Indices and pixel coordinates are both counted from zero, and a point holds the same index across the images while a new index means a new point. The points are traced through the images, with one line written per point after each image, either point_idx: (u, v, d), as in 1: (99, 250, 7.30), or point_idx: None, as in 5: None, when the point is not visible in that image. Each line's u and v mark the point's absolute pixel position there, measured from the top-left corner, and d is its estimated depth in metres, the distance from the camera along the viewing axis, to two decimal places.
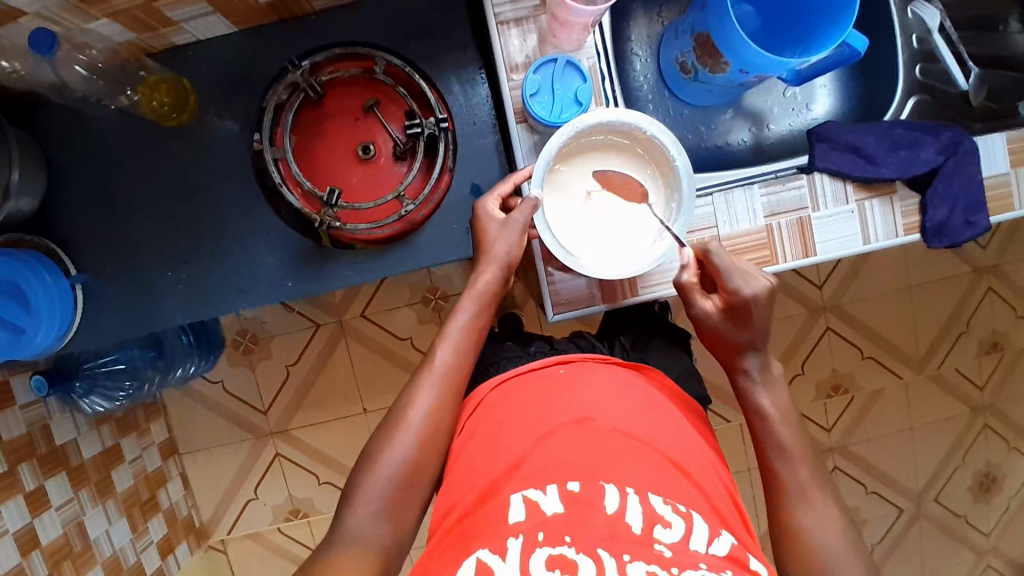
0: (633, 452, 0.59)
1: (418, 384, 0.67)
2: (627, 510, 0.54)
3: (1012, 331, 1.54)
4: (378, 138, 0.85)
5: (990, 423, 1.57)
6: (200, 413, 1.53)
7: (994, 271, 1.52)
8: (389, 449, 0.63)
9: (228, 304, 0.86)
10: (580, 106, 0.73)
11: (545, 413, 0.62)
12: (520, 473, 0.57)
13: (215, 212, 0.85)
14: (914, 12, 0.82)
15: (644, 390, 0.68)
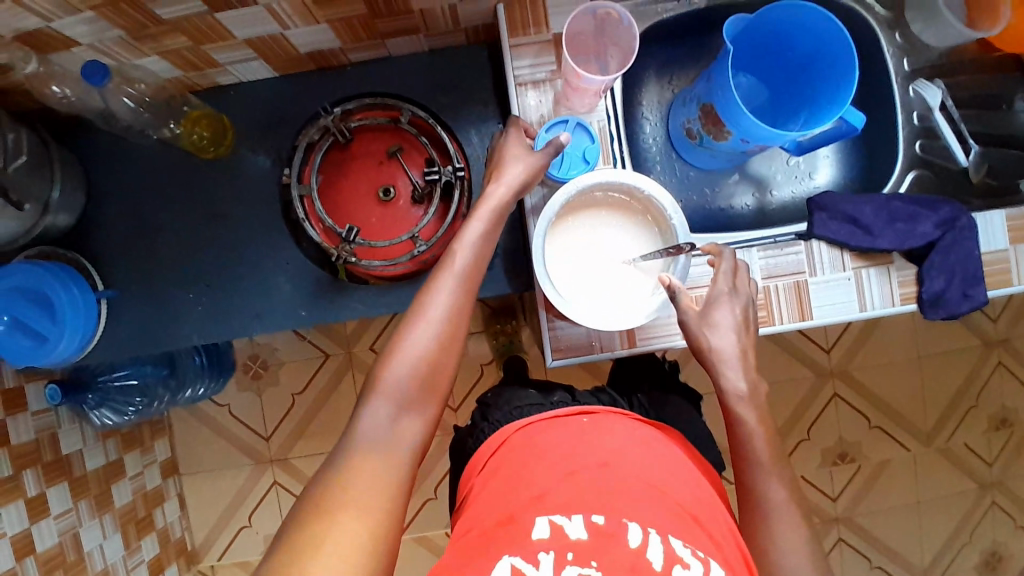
0: (655, 497, 0.60)
1: (432, 281, 0.64)
2: (649, 546, 0.55)
3: (1021, 408, 1.53)
4: (398, 181, 0.88)
5: (998, 500, 1.54)
6: (203, 433, 1.55)
7: (1004, 345, 1.52)
8: (408, 342, 0.60)
9: (242, 327, 0.89)
10: (588, 165, 0.77)
11: (571, 453, 0.65)
12: (547, 501, 0.59)
13: (239, 239, 0.90)
14: (916, 90, 0.85)
15: (662, 445, 0.70)
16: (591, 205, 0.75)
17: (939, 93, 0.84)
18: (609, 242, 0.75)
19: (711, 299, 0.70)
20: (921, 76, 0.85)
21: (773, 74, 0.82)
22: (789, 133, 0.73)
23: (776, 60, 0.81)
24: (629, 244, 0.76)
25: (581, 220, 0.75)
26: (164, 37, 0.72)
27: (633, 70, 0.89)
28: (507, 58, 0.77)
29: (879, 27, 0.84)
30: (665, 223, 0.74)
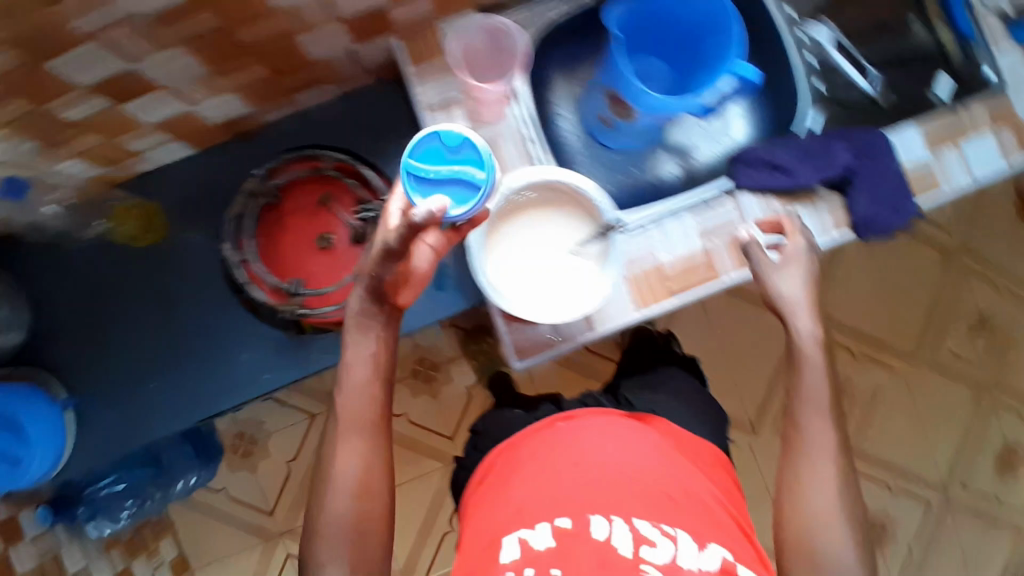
0: (620, 487, 0.66)
1: (334, 433, 0.66)
2: (615, 536, 0.62)
3: (996, 306, 1.57)
4: (336, 227, 0.89)
5: (998, 399, 1.58)
6: (208, 522, 1.52)
7: (966, 251, 1.56)
8: (333, 494, 0.64)
9: (216, 403, 0.89)
10: (462, 145, 0.63)
11: (545, 461, 0.70)
12: (518, 519, 0.65)
13: (193, 318, 0.90)
14: (806, 33, 0.89)
15: (624, 421, 0.75)
16: (519, 206, 0.75)
17: (825, 31, 0.89)
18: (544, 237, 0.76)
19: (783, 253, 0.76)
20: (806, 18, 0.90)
21: (668, 44, 0.85)
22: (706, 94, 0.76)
23: (669, 30, 0.84)
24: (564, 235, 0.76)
25: (515, 222, 0.76)
26: (75, 138, 0.73)
27: (539, 70, 0.92)
28: (411, 87, 0.78)
29: None
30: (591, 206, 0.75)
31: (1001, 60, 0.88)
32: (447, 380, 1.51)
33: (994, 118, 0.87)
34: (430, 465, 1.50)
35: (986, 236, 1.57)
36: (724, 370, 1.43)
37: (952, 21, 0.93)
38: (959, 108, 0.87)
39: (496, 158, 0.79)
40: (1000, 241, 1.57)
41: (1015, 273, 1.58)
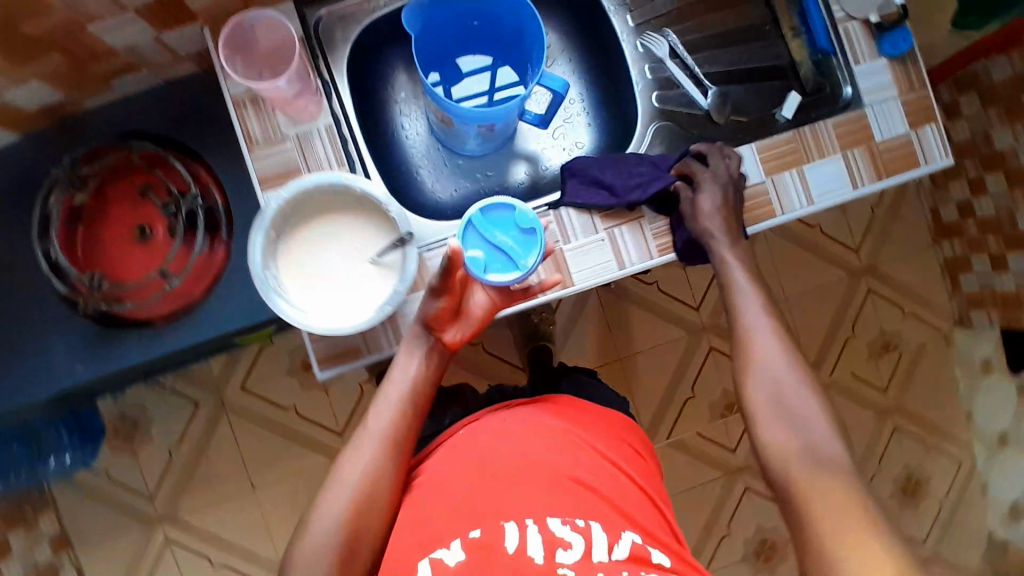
0: (523, 485, 0.66)
1: (354, 446, 0.71)
2: (528, 543, 0.61)
3: (902, 328, 1.54)
4: (153, 219, 0.88)
5: (901, 425, 1.54)
6: (85, 504, 1.44)
7: (871, 273, 1.53)
8: (325, 504, 0.67)
9: (25, 394, 0.86)
10: (521, 228, 0.76)
11: (453, 466, 0.70)
12: (425, 536, 0.64)
13: (7, 305, 0.86)
14: (643, 45, 0.89)
15: (525, 413, 0.76)
16: (312, 211, 0.73)
17: (665, 43, 0.89)
18: (336, 244, 0.73)
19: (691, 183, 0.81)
20: (647, 30, 0.89)
21: (495, 45, 0.84)
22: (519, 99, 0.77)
23: (467, 32, 0.82)
24: (355, 241, 0.73)
25: (310, 229, 0.74)
26: None
27: (377, 70, 0.91)
28: (220, 79, 0.75)
29: None
30: (385, 213, 0.74)
31: (859, 81, 0.91)
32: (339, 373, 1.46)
33: (842, 145, 0.90)
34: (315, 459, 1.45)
35: (895, 256, 1.54)
36: (620, 377, 1.42)
37: (809, 37, 0.95)
38: (805, 128, 0.90)
39: (304, 159, 0.77)
40: (911, 263, 1.54)
41: (923, 297, 1.54)
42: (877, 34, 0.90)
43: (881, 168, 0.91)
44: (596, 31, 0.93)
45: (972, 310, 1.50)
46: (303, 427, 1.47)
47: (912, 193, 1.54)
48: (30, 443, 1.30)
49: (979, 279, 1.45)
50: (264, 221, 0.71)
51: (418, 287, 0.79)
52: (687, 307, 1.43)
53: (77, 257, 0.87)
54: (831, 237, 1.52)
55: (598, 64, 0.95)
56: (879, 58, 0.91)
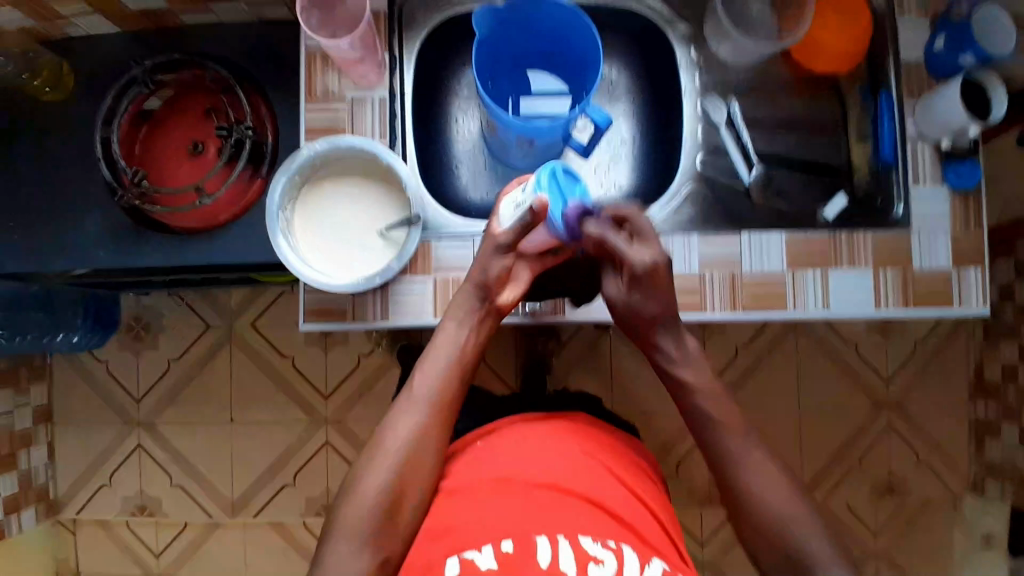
0: (555, 504, 0.67)
1: (400, 408, 0.77)
2: (560, 558, 0.60)
3: (911, 476, 1.45)
4: (206, 138, 0.93)
5: (881, 570, 1.46)
6: (80, 385, 1.50)
7: (896, 408, 1.45)
8: (371, 468, 0.73)
9: (48, 261, 0.92)
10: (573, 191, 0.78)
11: (480, 478, 0.72)
12: (457, 541, 0.64)
13: (60, 178, 0.93)
14: (704, 108, 0.93)
15: (555, 435, 0.78)
16: (339, 174, 0.80)
17: (725, 111, 0.93)
18: (352, 208, 0.80)
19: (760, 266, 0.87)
20: (712, 93, 0.94)
21: (558, 70, 0.91)
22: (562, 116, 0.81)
23: (533, 49, 0.90)
24: (370, 210, 0.80)
25: (331, 186, 0.80)
26: None
27: (446, 65, 0.96)
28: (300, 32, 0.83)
29: (676, 43, 0.94)
30: (404, 193, 0.80)
31: (913, 202, 0.90)
32: (341, 341, 1.48)
33: (876, 262, 0.89)
34: (294, 415, 1.47)
35: (925, 399, 1.45)
36: None
37: (875, 146, 0.95)
38: (843, 235, 0.88)
39: (354, 121, 0.84)
40: (937, 411, 1.45)
41: (942, 449, 1.45)
42: (943, 160, 0.90)
43: (911, 296, 0.89)
44: (668, 84, 0.98)
45: (988, 477, 1.41)
46: (293, 378, 1.47)
47: (959, 342, 1.45)
48: (49, 311, 1.33)
49: (1004, 448, 1.38)
50: (291, 166, 0.77)
51: (416, 271, 0.84)
52: None
53: (130, 153, 0.93)
54: (864, 358, 1.45)
55: (660, 116, 1.00)
56: (941, 185, 0.90)
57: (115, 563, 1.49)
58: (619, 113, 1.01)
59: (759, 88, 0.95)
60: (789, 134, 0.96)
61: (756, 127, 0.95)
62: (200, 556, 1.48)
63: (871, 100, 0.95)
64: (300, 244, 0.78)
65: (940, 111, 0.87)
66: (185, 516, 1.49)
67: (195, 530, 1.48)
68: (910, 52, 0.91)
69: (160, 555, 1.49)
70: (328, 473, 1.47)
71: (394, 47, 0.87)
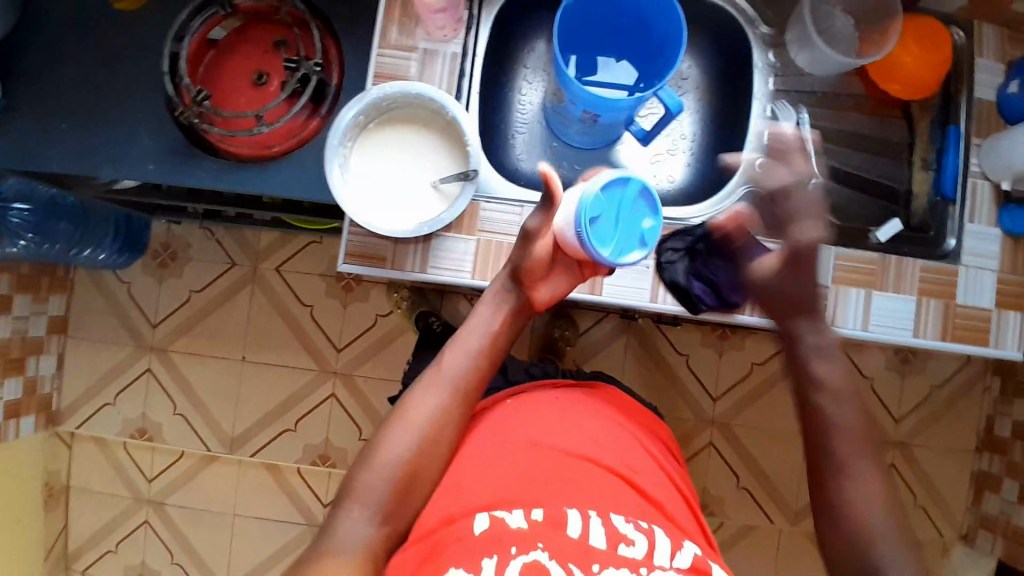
0: (584, 477, 0.66)
1: (426, 386, 0.75)
2: (591, 532, 0.60)
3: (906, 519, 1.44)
4: (273, 70, 0.94)
5: None
6: (98, 303, 1.51)
7: (902, 449, 1.44)
8: (392, 441, 0.71)
9: (97, 168, 0.92)
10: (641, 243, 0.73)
11: (507, 433, 0.73)
12: (484, 499, 0.64)
13: (123, 89, 0.94)
14: (772, 112, 0.93)
15: (583, 403, 0.78)
16: (404, 125, 0.80)
17: (794, 117, 0.92)
18: (412, 159, 0.80)
19: None
20: (784, 99, 0.93)
21: (633, 51, 0.90)
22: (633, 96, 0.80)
23: (610, 27, 0.89)
24: (429, 164, 0.80)
25: (392, 132, 0.80)
26: None
27: (518, 32, 0.96)
28: None
29: (755, 43, 0.93)
30: (465, 151, 0.79)
31: (966, 239, 0.89)
32: (361, 297, 1.48)
33: (921, 291, 0.87)
34: (304, 362, 1.48)
35: (932, 445, 1.44)
36: None
37: (936, 176, 0.93)
38: (892, 258, 0.87)
39: (423, 73, 0.83)
40: (942, 460, 1.44)
41: (942, 497, 1.44)
42: (1001, 202, 0.90)
43: (949, 330, 0.88)
44: (738, 86, 0.97)
45: (982, 532, 1.40)
46: (308, 326, 1.48)
47: (975, 395, 1.43)
48: (83, 225, 1.34)
49: (1003, 503, 1.36)
50: (359, 105, 0.77)
51: (462, 230, 0.84)
52: (706, 392, 1.40)
53: (193, 74, 0.93)
54: (879, 394, 1.43)
55: (724, 115, 0.99)
56: (993, 228, 0.89)
57: (108, 481, 1.51)
58: (685, 108, 1.00)
59: (829, 102, 0.94)
60: (854, 150, 0.95)
61: (820, 138, 0.94)
62: (192, 488, 1.50)
63: (938, 131, 0.94)
64: (354, 184, 0.78)
65: (1003, 149, 0.87)
66: (181, 446, 1.51)
67: (191, 461, 1.50)
68: (984, 91, 0.91)
69: (153, 479, 1.51)
70: (330, 425, 1.48)
71: (473, 6, 0.87)
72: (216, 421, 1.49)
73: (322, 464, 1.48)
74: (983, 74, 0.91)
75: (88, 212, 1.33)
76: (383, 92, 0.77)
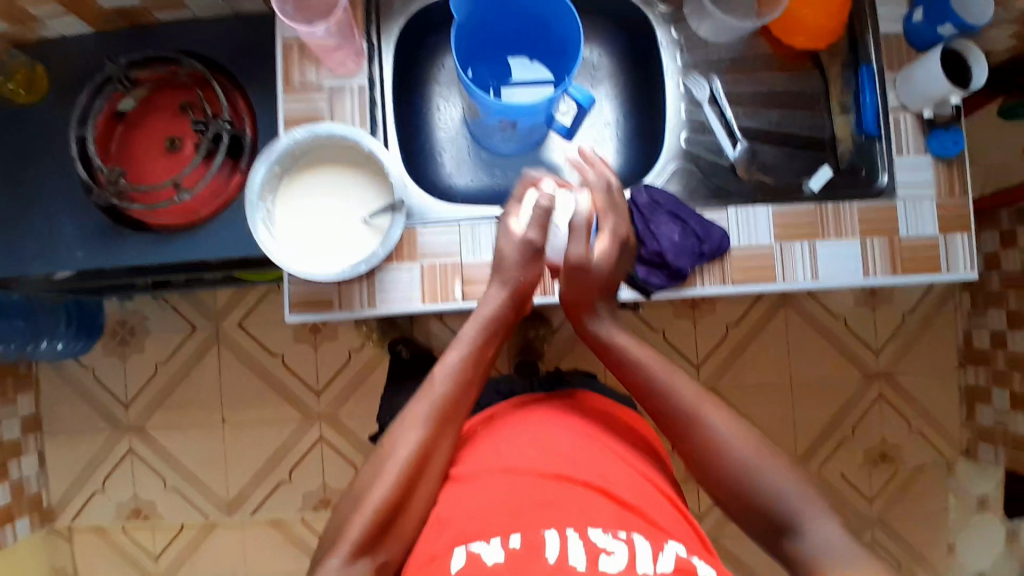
0: (561, 493, 0.66)
1: (407, 420, 0.72)
2: (569, 551, 0.60)
3: (903, 446, 1.47)
4: (184, 134, 0.92)
5: (879, 541, 1.47)
6: (67, 393, 1.47)
7: (886, 379, 1.46)
8: (379, 483, 0.68)
9: (26, 266, 0.90)
10: None
11: (483, 463, 0.72)
12: (462, 533, 0.64)
13: (36, 180, 0.91)
14: (686, 85, 0.93)
15: (558, 419, 0.77)
16: (321, 168, 0.80)
17: (708, 88, 0.93)
18: (336, 200, 0.79)
19: (749, 239, 0.87)
20: (694, 71, 0.94)
21: (538, 50, 0.90)
22: (545, 97, 0.81)
23: (509, 32, 0.89)
24: (354, 202, 0.79)
25: (310, 178, 0.79)
26: None
27: (423, 53, 0.95)
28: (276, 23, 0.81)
29: (656, 22, 0.94)
30: (387, 182, 0.79)
31: (897, 171, 0.90)
32: (331, 336, 1.46)
33: (862, 232, 0.89)
34: (287, 411, 1.46)
35: (915, 370, 1.46)
36: None
37: (857, 116, 0.94)
38: (829, 204, 0.89)
39: (333, 110, 0.83)
40: (926, 382, 1.46)
41: (933, 418, 1.47)
42: (927, 130, 0.91)
43: (899, 263, 0.89)
44: (650, 64, 0.97)
45: (980, 444, 1.43)
46: (283, 374, 1.46)
47: (946, 313, 1.46)
48: (32, 320, 1.29)
49: (996, 413, 1.39)
50: (271, 157, 0.76)
51: (403, 260, 0.83)
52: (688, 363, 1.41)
53: (105, 152, 0.91)
54: (854, 332, 1.45)
55: (642, 95, 0.99)
56: (924, 153, 0.91)
57: (112, 567, 1.48)
58: (602, 96, 1.01)
59: (740, 66, 0.95)
60: (773, 109, 0.96)
61: (737, 103, 0.94)
62: (200, 558, 1.47)
63: (851, 73, 0.95)
64: (282, 237, 0.77)
65: (920, 81, 0.88)
66: (180, 518, 1.48)
67: (193, 530, 1.47)
68: (890, 24, 0.92)
69: (159, 557, 1.48)
70: (325, 467, 1.46)
71: (371, 35, 0.86)
72: (211, 487, 1.47)
73: (324, 508, 1.46)
74: (885, 9, 0.92)
75: (35, 306, 1.29)
76: (307, 133, 0.76)
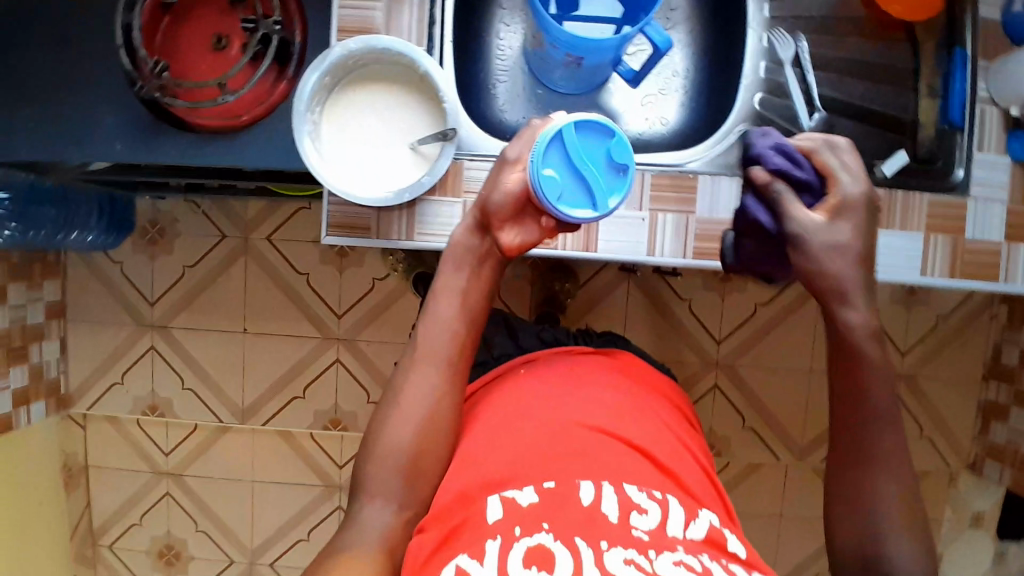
0: (596, 445, 0.64)
1: (422, 362, 0.73)
2: (603, 500, 0.58)
3: (913, 449, 1.44)
4: (233, 32, 0.89)
5: None
6: (93, 285, 1.49)
7: (909, 381, 1.42)
8: (392, 426, 0.70)
9: (62, 150, 0.88)
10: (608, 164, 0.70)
11: (515, 407, 0.71)
12: (492, 474, 0.63)
13: (80, 62, 0.88)
14: (770, 40, 0.87)
15: (595, 377, 0.75)
16: (373, 83, 0.76)
17: (793, 46, 0.86)
18: (386, 119, 0.76)
19: None
20: (780, 27, 0.87)
21: None
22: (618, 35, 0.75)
23: None
24: (404, 124, 0.76)
25: (361, 92, 0.76)
26: None
27: None
28: None
29: None
30: (441, 106, 0.75)
31: (975, 168, 0.85)
32: (356, 262, 1.45)
33: (928, 226, 0.84)
34: (305, 329, 1.46)
35: (940, 377, 1.42)
36: None
37: (944, 104, 0.88)
38: (898, 192, 0.84)
39: (390, 23, 0.78)
40: (952, 390, 1.43)
41: (950, 427, 1.43)
42: (1012, 127, 0.85)
43: (958, 264, 0.84)
44: (732, 16, 0.91)
45: (990, 458, 1.41)
46: (305, 294, 1.45)
47: (983, 322, 1.41)
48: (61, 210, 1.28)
49: (1011, 431, 1.37)
50: (323, 65, 0.73)
51: (446, 193, 0.80)
52: (711, 337, 1.38)
53: (151, 44, 0.88)
54: (886, 329, 1.41)
55: (718, 48, 0.93)
56: (1003, 155, 0.85)
57: (124, 457, 1.53)
58: (674, 42, 0.95)
59: (830, 28, 0.88)
60: (856, 80, 0.89)
61: (823, 68, 0.88)
62: (207, 461, 1.51)
63: (946, 54, 0.88)
64: (328, 153, 0.75)
65: (1015, 74, 0.82)
66: (192, 420, 1.51)
67: (204, 434, 1.51)
68: (989, 10, 0.86)
69: (169, 455, 1.52)
70: (338, 390, 1.47)
71: None
72: (224, 395, 1.49)
73: (332, 428, 1.49)
74: None
75: (65, 194, 1.27)
76: (342, 49, 0.73)
